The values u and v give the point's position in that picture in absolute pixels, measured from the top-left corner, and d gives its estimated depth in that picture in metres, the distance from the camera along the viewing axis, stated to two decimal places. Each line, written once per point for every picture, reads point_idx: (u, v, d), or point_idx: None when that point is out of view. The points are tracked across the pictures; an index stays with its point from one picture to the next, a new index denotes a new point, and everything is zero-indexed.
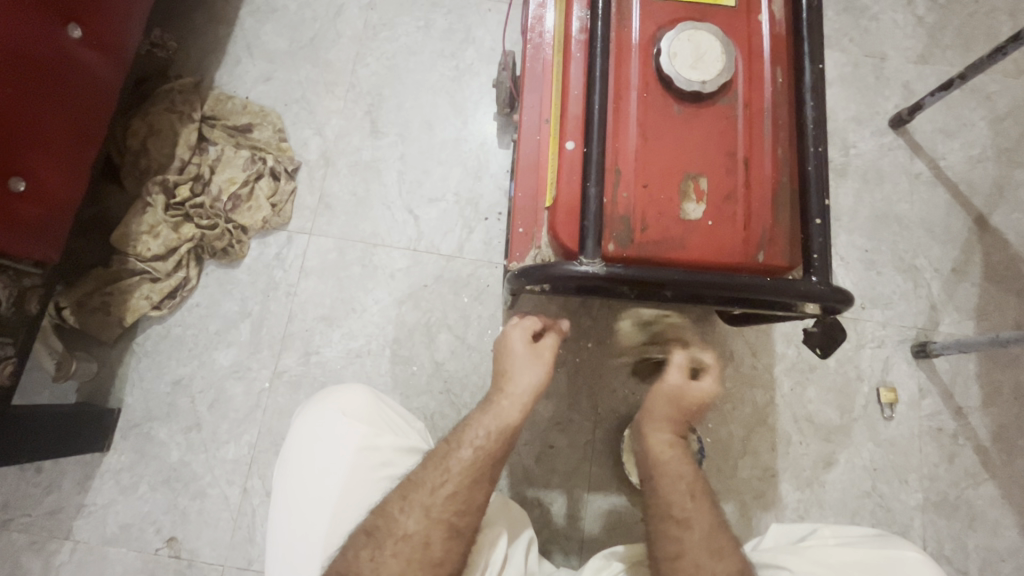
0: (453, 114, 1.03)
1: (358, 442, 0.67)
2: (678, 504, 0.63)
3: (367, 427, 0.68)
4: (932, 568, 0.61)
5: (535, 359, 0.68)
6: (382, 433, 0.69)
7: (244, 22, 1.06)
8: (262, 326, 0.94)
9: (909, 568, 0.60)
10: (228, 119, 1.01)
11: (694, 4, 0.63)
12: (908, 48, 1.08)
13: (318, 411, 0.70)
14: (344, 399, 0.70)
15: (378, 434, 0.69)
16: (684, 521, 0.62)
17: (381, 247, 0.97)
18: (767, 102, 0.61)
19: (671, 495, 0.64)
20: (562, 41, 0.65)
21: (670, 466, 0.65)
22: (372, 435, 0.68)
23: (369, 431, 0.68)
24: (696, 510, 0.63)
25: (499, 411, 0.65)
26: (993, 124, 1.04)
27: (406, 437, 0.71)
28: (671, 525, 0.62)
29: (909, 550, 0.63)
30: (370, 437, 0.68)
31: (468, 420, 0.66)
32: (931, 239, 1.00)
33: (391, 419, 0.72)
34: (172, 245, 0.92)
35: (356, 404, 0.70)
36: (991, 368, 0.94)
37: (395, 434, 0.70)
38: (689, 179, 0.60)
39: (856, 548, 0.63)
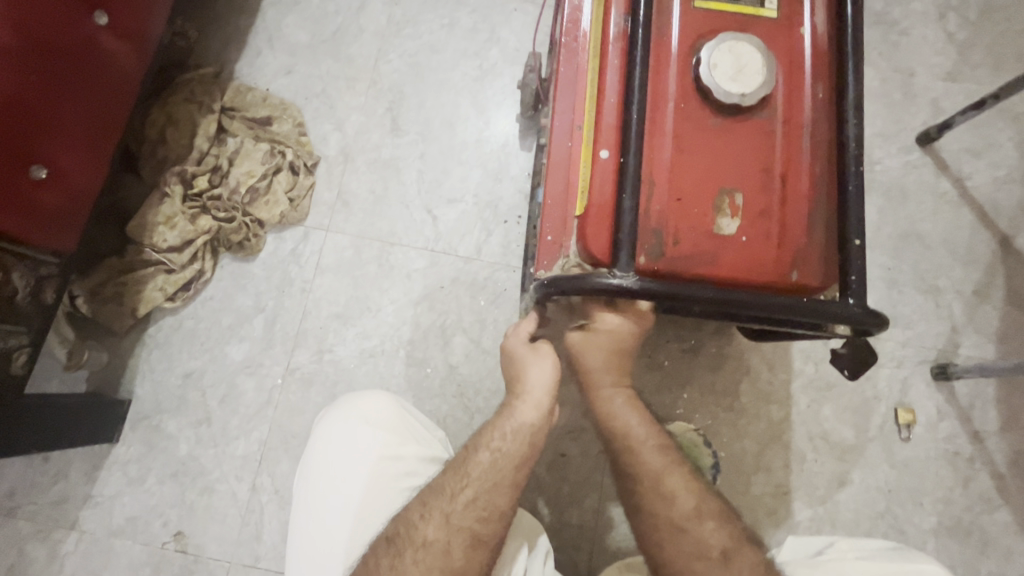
0: (475, 114, 1.02)
1: (382, 452, 0.67)
2: (660, 503, 0.62)
3: (390, 437, 0.68)
4: None
5: (537, 355, 0.69)
6: (406, 442, 0.69)
7: (266, 13, 1.05)
8: (275, 321, 0.93)
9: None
10: (248, 111, 0.99)
11: (736, 15, 0.61)
12: (937, 65, 1.07)
13: (342, 418, 0.69)
14: (369, 408, 0.70)
15: (402, 444, 0.68)
16: (670, 525, 0.61)
17: (398, 246, 0.96)
18: (806, 118, 0.60)
19: (651, 492, 0.63)
20: (598, 47, 0.64)
21: (643, 456, 0.64)
22: (396, 445, 0.68)
23: (392, 440, 0.68)
24: (681, 508, 0.62)
25: (515, 415, 0.66)
26: (1021, 144, 1.03)
27: (429, 447, 0.71)
28: (660, 533, 0.62)
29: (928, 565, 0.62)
30: (395, 447, 0.68)
31: (485, 426, 0.66)
32: (954, 260, 0.98)
33: (416, 428, 0.72)
34: (188, 236, 0.91)
35: (381, 413, 0.70)
36: (1010, 393, 0.93)
37: (419, 444, 0.70)
38: (724, 194, 0.58)
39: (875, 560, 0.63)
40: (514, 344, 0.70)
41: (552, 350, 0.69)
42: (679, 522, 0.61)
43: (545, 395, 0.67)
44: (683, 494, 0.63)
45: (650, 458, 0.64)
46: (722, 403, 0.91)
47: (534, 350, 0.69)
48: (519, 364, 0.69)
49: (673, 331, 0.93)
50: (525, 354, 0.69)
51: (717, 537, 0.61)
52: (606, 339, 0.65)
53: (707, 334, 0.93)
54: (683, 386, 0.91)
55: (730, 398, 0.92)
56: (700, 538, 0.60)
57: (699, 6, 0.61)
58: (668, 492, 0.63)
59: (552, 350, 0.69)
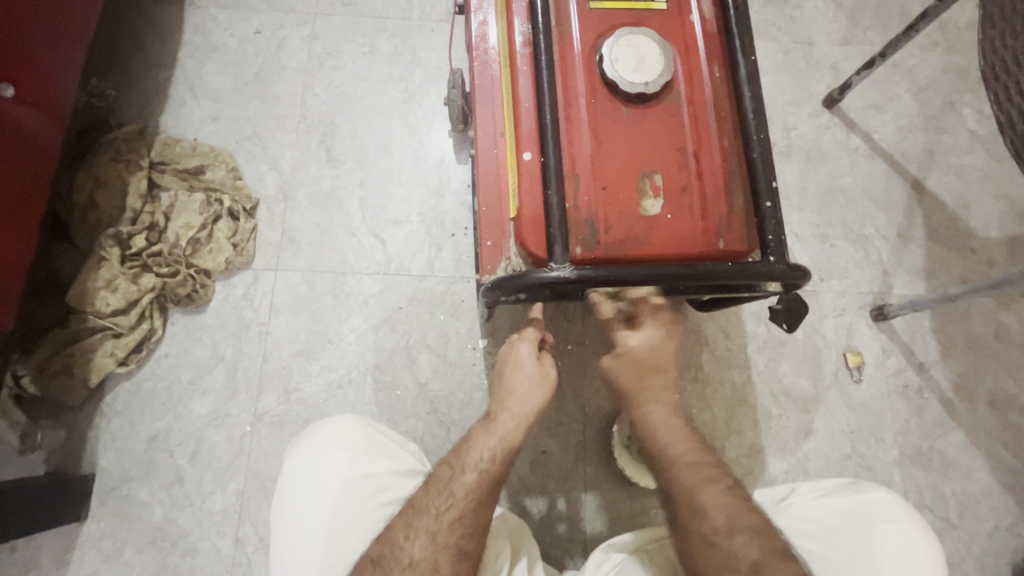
0: (408, 135, 1.04)
1: (353, 473, 0.67)
2: (694, 520, 0.61)
3: (359, 456, 0.69)
4: (901, 505, 0.65)
5: (540, 375, 0.69)
6: (376, 460, 0.69)
7: (185, 64, 1.06)
8: (236, 369, 0.91)
9: (884, 511, 0.64)
10: (178, 163, 0.99)
11: (630, 10, 0.65)
12: (831, 32, 1.15)
13: (308, 447, 0.69)
14: (335, 431, 0.70)
15: (372, 461, 0.69)
16: (701, 539, 0.60)
17: (351, 274, 0.97)
18: (708, 97, 0.64)
19: (685, 508, 0.62)
20: (507, 56, 0.67)
21: (677, 471, 0.64)
22: (367, 463, 0.68)
23: (362, 460, 0.68)
24: (712, 523, 0.60)
25: (499, 431, 0.67)
26: (917, 95, 1.12)
27: (399, 459, 0.71)
28: (693, 547, 0.60)
29: (879, 493, 0.66)
30: (365, 466, 0.68)
31: (471, 443, 0.66)
32: (875, 208, 1.05)
33: (384, 443, 0.72)
34: (132, 297, 0.89)
35: (346, 435, 0.70)
36: (945, 322, 1.00)
37: (390, 459, 0.71)
38: (645, 177, 0.62)
39: (834, 501, 0.66)
40: (516, 354, 0.70)
41: (551, 369, 0.70)
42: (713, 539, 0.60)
43: (526, 410, 0.68)
44: (716, 510, 0.61)
45: (682, 475, 0.64)
46: (686, 376, 0.95)
47: (539, 362, 0.70)
48: (518, 376, 0.69)
49: None
50: (528, 369, 0.69)
51: (749, 549, 0.58)
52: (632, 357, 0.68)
53: None
54: None
55: (693, 370, 0.95)
56: (729, 553, 0.59)
57: (595, 6, 0.65)
58: (700, 507, 0.61)
59: (552, 370, 0.70)
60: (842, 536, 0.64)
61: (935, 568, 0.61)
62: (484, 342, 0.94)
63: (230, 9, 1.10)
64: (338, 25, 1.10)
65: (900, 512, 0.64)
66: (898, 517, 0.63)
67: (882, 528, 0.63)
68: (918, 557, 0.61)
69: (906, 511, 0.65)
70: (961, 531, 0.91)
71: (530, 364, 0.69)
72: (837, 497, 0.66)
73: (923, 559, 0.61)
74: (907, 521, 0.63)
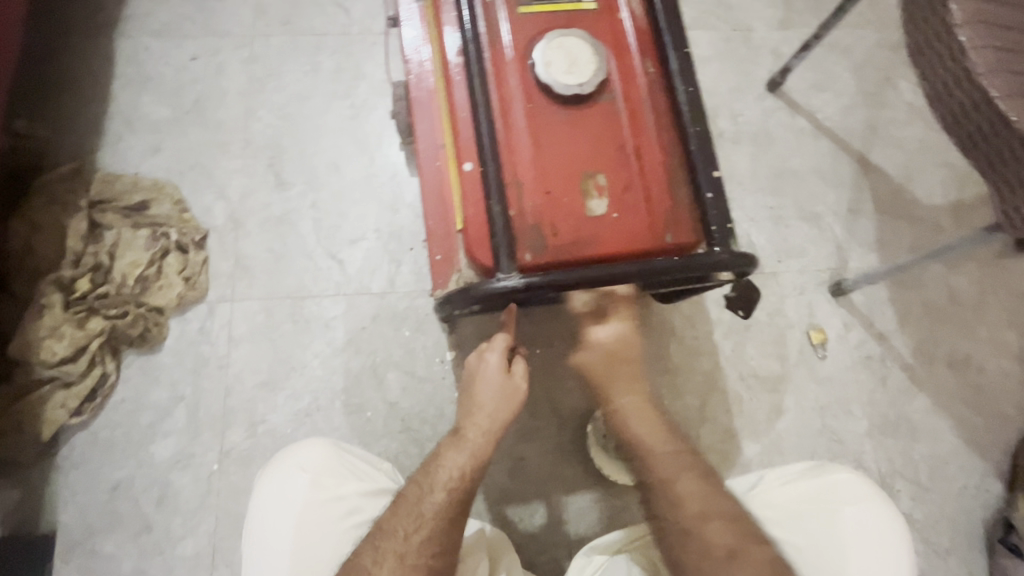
0: (357, 151, 1.03)
1: (321, 495, 0.66)
2: (671, 502, 0.64)
3: (327, 478, 0.67)
4: (864, 485, 0.67)
5: (508, 386, 0.68)
6: (344, 482, 0.68)
7: (119, 97, 1.02)
8: (198, 407, 0.89)
9: (848, 493, 0.66)
10: (120, 200, 0.95)
11: (559, 12, 0.65)
12: (768, 17, 1.17)
13: (275, 471, 0.67)
14: (301, 454, 0.68)
15: (341, 483, 0.68)
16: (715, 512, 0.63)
17: (310, 298, 0.95)
18: (643, 93, 0.64)
19: (663, 491, 0.65)
20: (441, 67, 0.66)
21: (657, 456, 0.68)
22: (335, 485, 0.67)
23: (330, 482, 0.67)
24: (688, 508, 0.63)
25: (467, 445, 0.66)
26: (855, 72, 1.15)
27: (371, 479, 0.70)
28: (667, 527, 0.63)
29: (843, 474, 0.67)
30: (334, 488, 0.67)
31: (439, 460, 0.65)
32: (825, 186, 1.08)
33: (354, 463, 0.71)
34: (80, 342, 0.85)
35: (313, 457, 0.68)
36: (900, 291, 1.02)
37: (360, 480, 0.69)
38: (588, 177, 0.62)
39: (803, 487, 0.67)
40: (488, 363, 0.69)
41: (522, 379, 0.69)
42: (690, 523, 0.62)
43: (494, 423, 0.67)
44: (697, 496, 0.63)
45: (666, 461, 0.67)
46: (656, 368, 0.95)
47: (507, 375, 0.69)
48: (486, 388, 0.68)
49: None
50: (499, 380, 0.68)
51: (761, 530, 0.61)
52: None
53: None
54: None
55: (662, 361, 0.96)
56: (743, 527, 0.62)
57: (524, 11, 0.65)
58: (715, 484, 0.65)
59: (522, 380, 0.69)
60: (812, 524, 0.64)
61: (900, 545, 0.63)
62: (452, 354, 0.93)
63: (162, 37, 1.06)
64: (277, 45, 1.08)
65: (863, 491, 0.66)
66: (862, 498, 0.65)
67: (850, 510, 0.64)
68: (883, 536, 0.63)
69: (868, 489, 0.67)
70: (933, 493, 0.93)
71: (497, 376, 0.68)
72: (805, 483, 0.67)
73: (888, 536, 0.63)
74: (871, 500, 0.65)
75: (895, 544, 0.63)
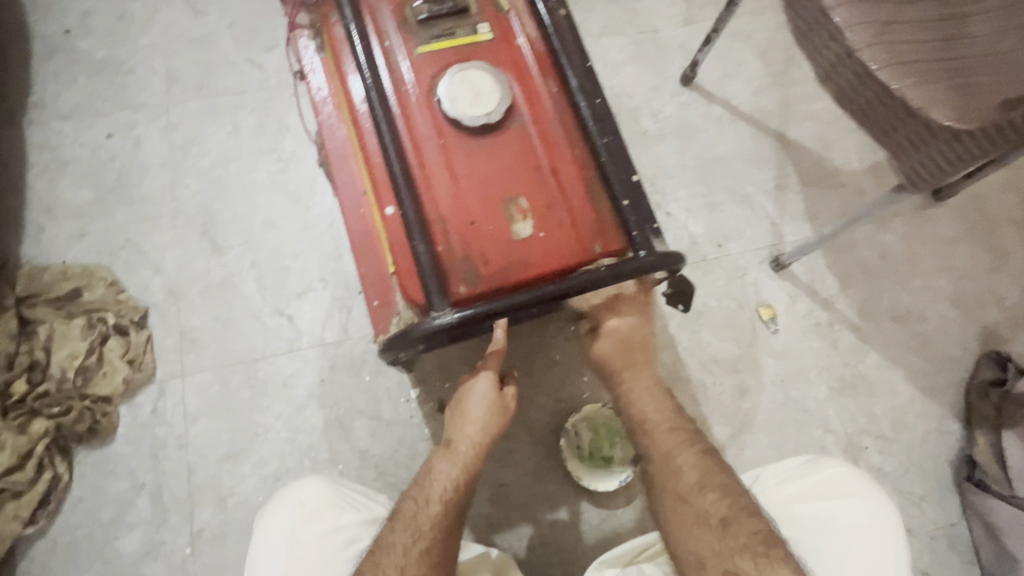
0: (291, 204, 1.02)
1: (320, 530, 0.62)
2: (667, 480, 0.67)
3: (325, 511, 0.64)
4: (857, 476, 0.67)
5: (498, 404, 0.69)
6: (342, 513, 0.65)
7: (36, 187, 1.00)
8: (162, 492, 0.86)
9: (841, 486, 0.66)
10: (49, 291, 0.92)
11: (458, 47, 0.67)
12: (672, 16, 1.23)
13: (272, 510, 0.63)
14: (297, 490, 0.64)
15: (339, 515, 0.64)
16: (677, 497, 0.66)
17: (264, 360, 0.93)
18: (551, 112, 0.66)
19: (660, 471, 0.68)
20: (350, 115, 0.67)
21: (653, 437, 0.70)
22: (333, 518, 0.64)
23: (327, 515, 0.64)
24: (685, 482, 0.66)
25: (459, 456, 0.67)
26: (760, 57, 1.20)
27: (369, 508, 0.67)
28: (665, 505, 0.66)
29: (837, 466, 0.68)
30: (332, 521, 0.63)
31: (432, 473, 0.66)
32: (751, 168, 1.12)
33: (350, 495, 0.67)
34: (24, 448, 0.81)
35: (309, 492, 0.64)
36: (836, 256, 1.07)
37: (357, 510, 0.66)
38: (510, 203, 0.63)
39: (798, 483, 0.67)
40: (477, 384, 0.69)
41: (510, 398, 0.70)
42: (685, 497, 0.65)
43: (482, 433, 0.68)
44: (691, 471, 0.67)
45: (660, 441, 0.70)
46: None
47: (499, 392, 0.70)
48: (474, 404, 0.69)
49: (553, 324, 0.96)
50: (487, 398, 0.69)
51: (718, 507, 0.64)
52: (619, 335, 0.74)
53: None
54: (582, 369, 0.95)
55: None
56: (702, 508, 0.64)
57: (423, 51, 0.66)
58: (676, 468, 0.67)
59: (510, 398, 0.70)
60: (808, 519, 0.64)
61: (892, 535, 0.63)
62: (416, 392, 0.92)
63: (73, 119, 1.04)
64: (193, 110, 1.07)
65: (856, 484, 0.66)
66: (855, 490, 0.65)
67: (845, 503, 0.64)
68: (880, 525, 0.63)
69: (860, 480, 0.67)
70: (898, 444, 0.97)
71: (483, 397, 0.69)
72: (801, 480, 0.68)
73: (884, 526, 0.63)
74: (865, 492, 0.65)
75: (889, 534, 0.63)
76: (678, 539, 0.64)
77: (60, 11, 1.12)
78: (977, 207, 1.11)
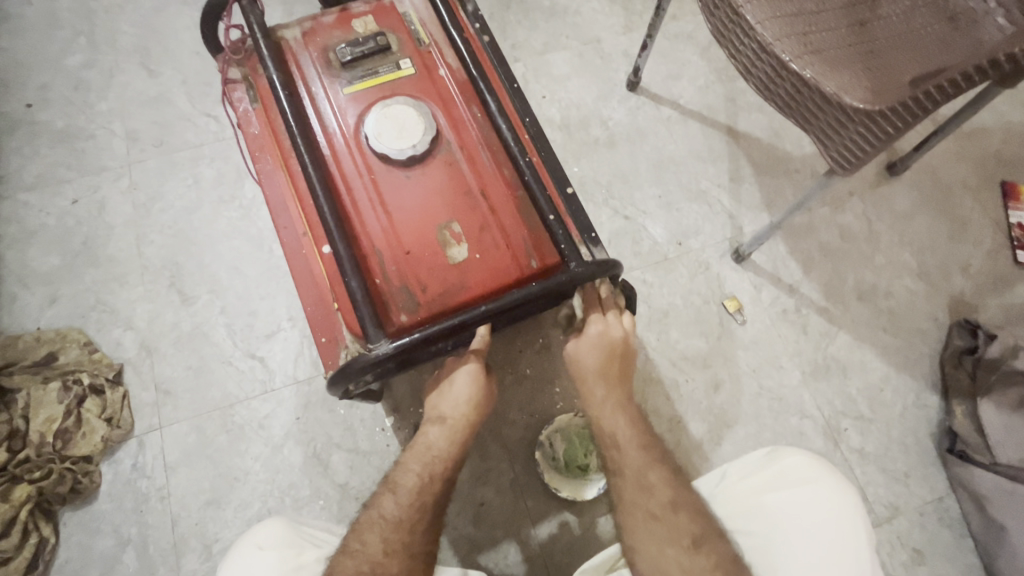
0: (255, 248, 1.04)
1: (282, 568, 0.62)
2: (639, 496, 0.67)
3: (287, 549, 0.64)
4: (816, 464, 0.65)
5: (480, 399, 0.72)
6: (304, 550, 0.65)
7: (8, 258, 1.03)
8: (147, 545, 0.87)
9: (796, 476, 0.64)
10: (25, 358, 0.94)
11: (382, 84, 0.70)
12: (613, 25, 1.25)
13: (232, 558, 0.63)
14: (257, 534, 0.65)
15: (301, 552, 0.65)
16: (648, 515, 0.65)
17: (238, 404, 0.94)
18: (477, 137, 0.68)
19: (632, 487, 0.67)
20: (286, 162, 0.70)
21: (625, 454, 0.70)
22: (295, 555, 0.64)
23: (289, 552, 0.64)
24: (657, 499, 0.65)
25: (435, 446, 0.70)
26: (703, 55, 1.23)
27: (329, 545, 0.68)
28: (637, 521, 0.65)
29: (795, 455, 0.66)
30: (293, 558, 0.63)
31: (410, 461, 0.69)
32: (703, 164, 1.14)
33: (311, 535, 0.68)
34: (7, 516, 0.82)
35: (270, 533, 0.65)
36: (796, 242, 1.07)
37: (319, 547, 0.67)
38: (443, 229, 0.65)
39: (756, 479, 0.67)
40: (460, 379, 0.71)
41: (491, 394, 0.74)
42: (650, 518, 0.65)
43: (461, 423, 0.71)
44: (660, 492, 0.66)
45: (631, 459, 0.69)
46: None
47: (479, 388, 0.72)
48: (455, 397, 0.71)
49: (520, 339, 0.97)
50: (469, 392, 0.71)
51: (691, 525, 0.63)
52: (603, 341, 0.71)
53: (548, 327, 0.98)
54: (553, 381, 0.96)
55: None
56: (674, 525, 0.63)
57: (348, 93, 0.69)
58: (648, 486, 0.67)
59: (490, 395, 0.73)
60: (760, 516, 0.64)
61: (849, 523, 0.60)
62: (390, 420, 0.93)
63: (39, 190, 1.07)
64: (154, 168, 1.10)
65: (812, 473, 0.64)
66: (808, 479, 0.63)
67: (800, 495, 0.62)
68: (838, 516, 0.60)
69: (822, 468, 0.65)
70: (877, 423, 0.96)
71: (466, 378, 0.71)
72: (760, 475, 0.67)
73: (845, 516, 0.61)
74: (822, 480, 0.63)
75: (847, 523, 0.60)
76: (646, 557, 0.63)
77: (20, 88, 1.16)
78: (932, 178, 1.12)
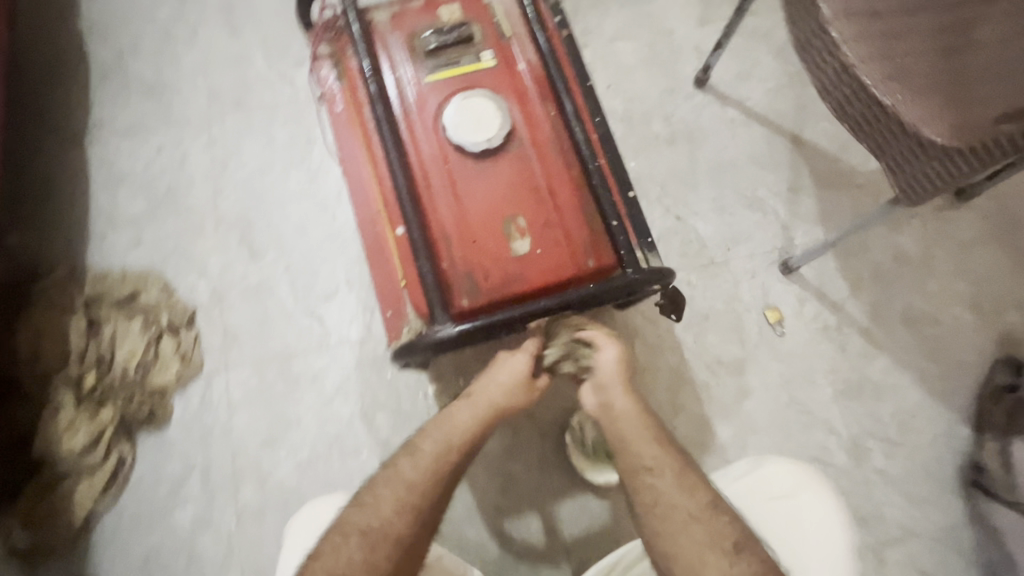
0: (319, 211, 1.10)
1: None
2: (671, 503, 0.65)
3: None
4: (793, 472, 0.71)
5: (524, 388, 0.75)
6: None
7: (98, 199, 1.11)
8: (210, 472, 0.97)
9: (779, 485, 0.71)
10: (111, 293, 1.03)
11: (463, 74, 0.72)
12: (687, 17, 1.23)
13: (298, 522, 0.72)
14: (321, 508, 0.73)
15: None
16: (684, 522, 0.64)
17: (297, 356, 1.02)
18: (549, 135, 0.71)
19: (669, 492, 0.65)
20: (366, 143, 0.74)
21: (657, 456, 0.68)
22: None
23: None
24: (698, 501, 0.65)
25: (457, 419, 0.71)
26: (777, 56, 1.20)
27: None
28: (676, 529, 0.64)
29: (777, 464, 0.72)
30: None
31: (429, 429, 0.71)
32: (762, 170, 1.13)
33: None
34: (96, 432, 0.94)
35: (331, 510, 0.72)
36: (848, 260, 1.07)
37: None
38: (509, 222, 0.68)
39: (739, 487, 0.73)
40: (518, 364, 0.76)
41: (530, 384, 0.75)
42: (673, 514, 0.64)
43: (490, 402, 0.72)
44: (685, 497, 0.65)
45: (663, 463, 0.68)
46: None
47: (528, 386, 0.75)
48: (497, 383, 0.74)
49: None
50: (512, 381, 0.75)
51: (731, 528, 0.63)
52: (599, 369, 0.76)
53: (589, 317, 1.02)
54: None
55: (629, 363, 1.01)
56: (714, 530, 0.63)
57: (430, 80, 0.72)
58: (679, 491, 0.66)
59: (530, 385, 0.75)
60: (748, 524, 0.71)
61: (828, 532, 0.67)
62: (432, 387, 1.00)
63: (129, 137, 1.16)
64: (232, 126, 1.17)
65: (791, 484, 0.70)
66: (790, 489, 0.70)
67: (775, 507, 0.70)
68: (812, 524, 0.68)
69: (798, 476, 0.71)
70: (904, 447, 0.98)
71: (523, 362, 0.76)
72: (740, 483, 0.73)
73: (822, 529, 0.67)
74: (798, 491, 0.70)
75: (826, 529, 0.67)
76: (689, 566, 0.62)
77: (114, 37, 1.23)
78: (1001, 208, 1.08)
